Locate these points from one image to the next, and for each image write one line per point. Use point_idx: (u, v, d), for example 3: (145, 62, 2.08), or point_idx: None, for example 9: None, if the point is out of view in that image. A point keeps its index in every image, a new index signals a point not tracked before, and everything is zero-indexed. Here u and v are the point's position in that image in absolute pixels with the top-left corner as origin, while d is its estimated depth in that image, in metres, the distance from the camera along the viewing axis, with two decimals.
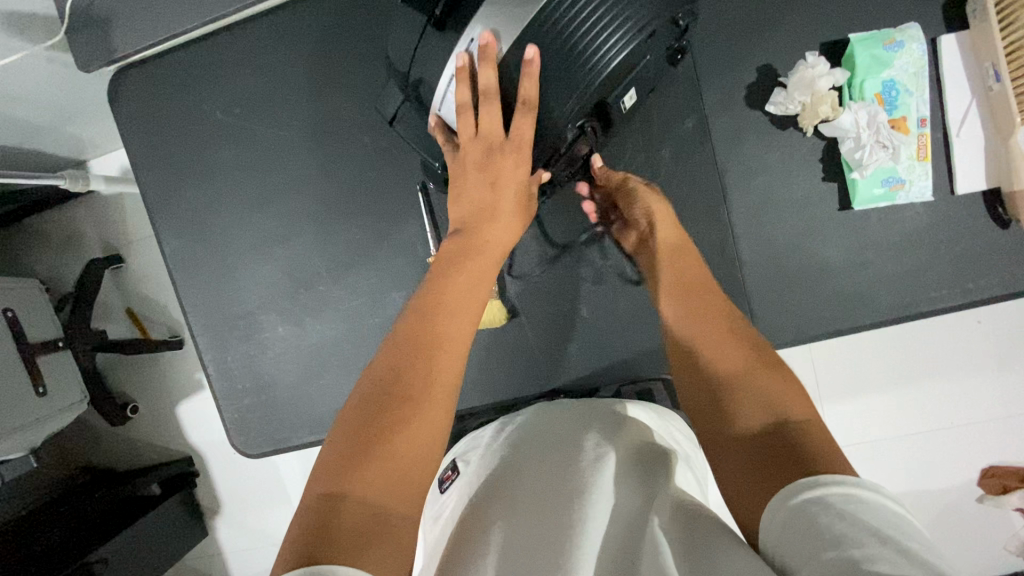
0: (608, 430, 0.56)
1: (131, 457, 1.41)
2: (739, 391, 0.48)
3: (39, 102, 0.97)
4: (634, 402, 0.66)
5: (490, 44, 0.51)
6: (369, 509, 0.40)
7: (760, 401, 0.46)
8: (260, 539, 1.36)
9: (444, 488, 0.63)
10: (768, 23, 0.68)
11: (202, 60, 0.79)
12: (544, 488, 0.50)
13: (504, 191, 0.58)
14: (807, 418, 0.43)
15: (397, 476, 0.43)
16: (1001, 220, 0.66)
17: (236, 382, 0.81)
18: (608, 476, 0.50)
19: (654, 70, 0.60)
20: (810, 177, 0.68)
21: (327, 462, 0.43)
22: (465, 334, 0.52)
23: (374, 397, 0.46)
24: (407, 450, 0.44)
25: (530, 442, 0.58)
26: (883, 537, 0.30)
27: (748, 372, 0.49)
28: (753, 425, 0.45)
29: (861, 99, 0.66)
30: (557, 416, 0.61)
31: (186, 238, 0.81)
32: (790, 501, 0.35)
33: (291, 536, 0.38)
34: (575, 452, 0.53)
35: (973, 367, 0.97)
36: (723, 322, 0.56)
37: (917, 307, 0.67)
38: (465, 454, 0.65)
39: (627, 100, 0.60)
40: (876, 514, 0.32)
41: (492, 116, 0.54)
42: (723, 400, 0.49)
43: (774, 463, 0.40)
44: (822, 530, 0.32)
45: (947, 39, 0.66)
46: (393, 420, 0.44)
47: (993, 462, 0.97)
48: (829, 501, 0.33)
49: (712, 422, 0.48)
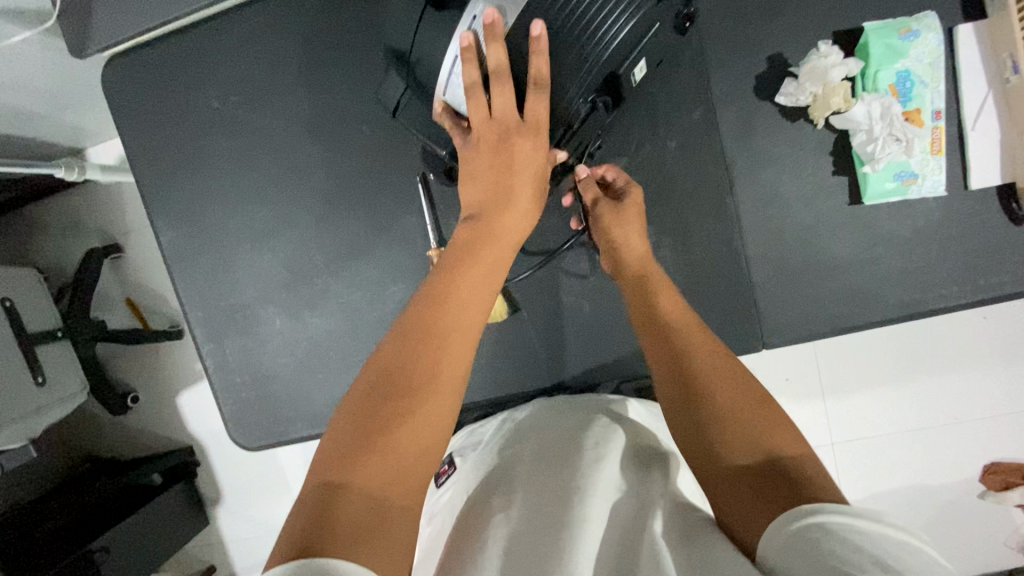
0: (608, 429, 0.55)
1: (132, 446, 1.41)
2: (728, 414, 0.46)
3: (33, 90, 0.95)
4: (632, 400, 0.66)
5: (496, 23, 0.48)
6: (368, 500, 0.40)
7: (748, 436, 0.44)
8: (260, 529, 1.36)
9: (439, 482, 0.64)
10: (780, 11, 0.66)
11: (196, 47, 0.77)
12: (543, 487, 0.49)
13: (515, 180, 0.55)
14: (800, 451, 0.42)
15: (398, 470, 0.42)
16: (1014, 216, 0.65)
17: (234, 374, 0.80)
18: (606, 475, 0.49)
19: (663, 41, 0.59)
20: (820, 171, 0.67)
21: (329, 449, 0.42)
22: (474, 324, 0.50)
23: (381, 385, 0.45)
24: (414, 441, 0.43)
25: (532, 441, 0.57)
26: (886, 566, 0.30)
27: (739, 404, 0.46)
28: (747, 461, 0.43)
29: (874, 90, 0.64)
30: (557, 416, 0.61)
31: (183, 229, 0.79)
32: (793, 525, 0.35)
33: (290, 527, 0.38)
34: (578, 452, 0.52)
35: (978, 362, 0.96)
36: (701, 336, 0.53)
37: (927, 305, 0.66)
38: (462, 448, 0.66)
39: (638, 72, 0.58)
40: (877, 540, 0.31)
41: (503, 97, 0.51)
42: (707, 434, 0.46)
43: (767, 486, 0.40)
44: (824, 556, 0.31)
45: (963, 29, 0.64)
46: (400, 410, 0.44)
47: (995, 459, 0.97)
48: (827, 527, 0.33)
49: (701, 458, 0.46)
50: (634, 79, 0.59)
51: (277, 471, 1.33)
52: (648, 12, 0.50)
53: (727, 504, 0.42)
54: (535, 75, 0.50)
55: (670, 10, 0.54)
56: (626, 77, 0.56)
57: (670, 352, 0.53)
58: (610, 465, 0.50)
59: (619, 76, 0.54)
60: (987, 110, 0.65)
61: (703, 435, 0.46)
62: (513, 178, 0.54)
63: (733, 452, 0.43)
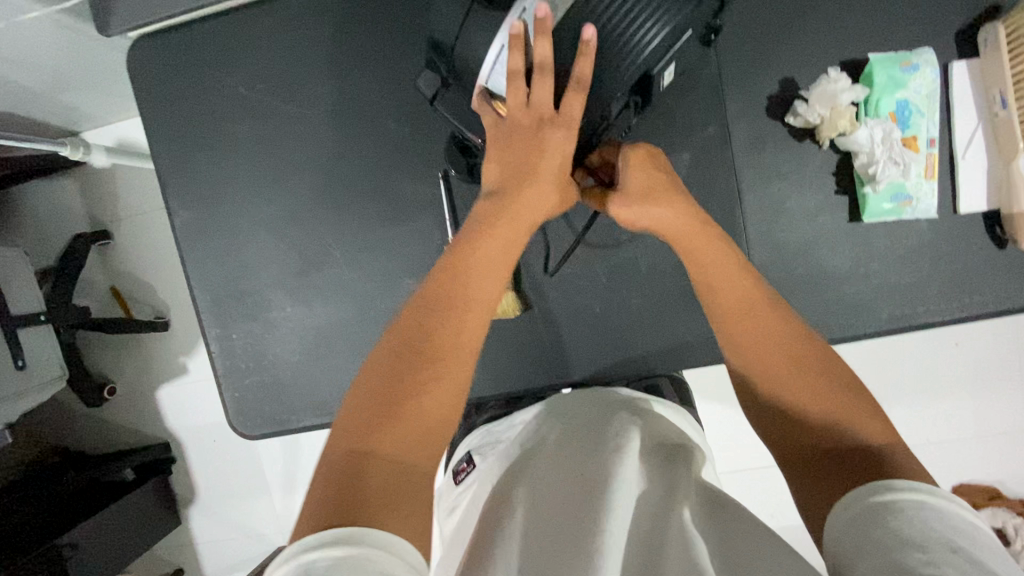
0: (629, 424, 0.56)
1: (107, 438, 1.37)
2: (817, 415, 0.46)
3: (41, 68, 0.95)
4: (656, 399, 0.67)
5: (547, 18, 0.49)
6: (397, 463, 0.44)
7: (827, 432, 0.45)
8: (236, 529, 1.32)
9: (459, 479, 0.67)
10: (792, 38, 0.71)
11: (223, 35, 0.78)
12: (566, 477, 0.51)
13: (540, 165, 0.56)
14: (886, 442, 0.43)
15: (423, 428, 0.46)
16: (998, 239, 0.70)
17: (238, 360, 0.80)
18: (630, 462, 0.50)
19: (690, 49, 0.62)
20: (822, 188, 0.71)
21: (358, 410, 0.45)
22: (490, 300, 0.52)
23: (412, 345, 0.48)
24: (443, 402, 0.47)
25: (553, 440, 0.59)
26: (955, 548, 0.32)
27: (826, 404, 0.46)
28: (817, 446, 0.45)
29: (876, 117, 0.69)
30: (577, 412, 0.63)
31: (198, 212, 0.80)
32: (867, 499, 0.37)
33: (319, 491, 0.42)
34: (598, 441, 0.54)
35: (952, 385, 1.01)
36: (776, 315, 0.50)
37: (916, 319, 0.70)
38: (481, 448, 0.69)
39: (666, 76, 0.61)
40: (943, 521, 0.34)
41: (543, 89, 0.53)
42: (794, 436, 0.47)
43: (835, 470, 0.43)
44: (890, 532, 0.34)
45: (958, 65, 0.69)
46: (429, 371, 0.47)
47: (962, 481, 1.02)
48: (900, 506, 0.35)
49: (787, 454, 0.47)
50: (663, 82, 0.62)
51: (258, 470, 1.30)
52: (687, 17, 0.53)
53: (803, 490, 0.44)
54: (579, 75, 0.52)
55: (700, 20, 0.56)
56: (657, 79, 0.59)
57: (751, 358, 0.50)
58: (634, 456, 0.51)
59: (652, 76, 0.57)
60: (975, 142, 0.70)
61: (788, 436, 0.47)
62: (542, 165, 0.56)
63: (818, 448, 0.45)
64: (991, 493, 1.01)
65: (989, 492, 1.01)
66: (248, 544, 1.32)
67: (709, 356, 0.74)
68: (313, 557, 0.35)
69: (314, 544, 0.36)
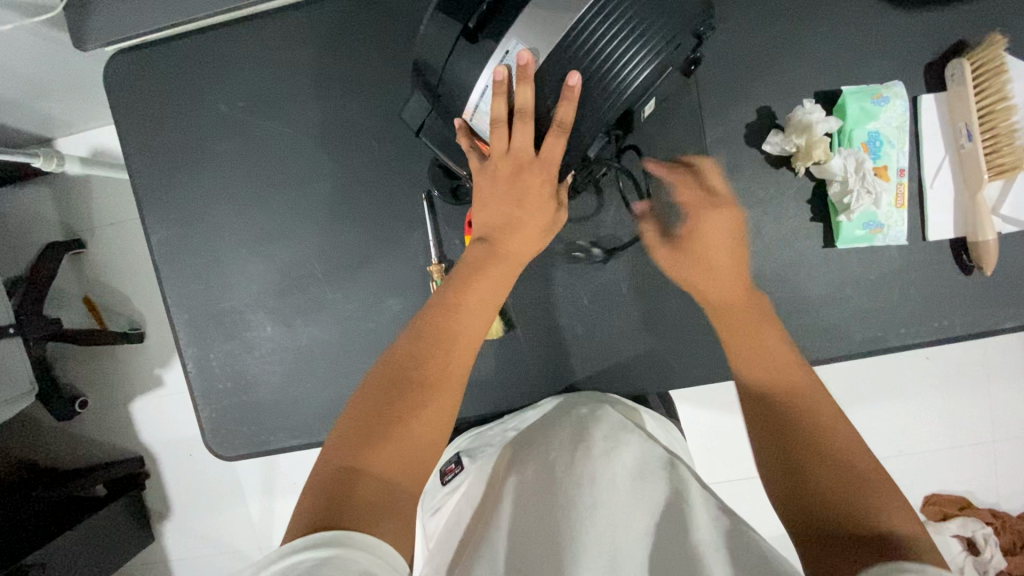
0: (620, 426, 0.61)
1: (75, 454, 1.33)
2: (835, 480, 0.47)
3: (14, 77, 0.92)
4: (646, 411, 0.72)
5: (528, 65, 0.51)
6: (387, 486, 0.45)
7: (841, 486, 0.46)
8: (214, 547, 1.29)
9: (445, 480, 0.70)
10: (769, 68, 0.73)
11: (203, 51, 0.77)
12: (558, 477, 0.54)
13: (524, 210, 0.59)
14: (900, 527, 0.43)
15: (410, 457, 0.47)
16: (965, 266, 0.72)
17: (217, 381, 0.79)
18: (613, 466, 0.54)
19: (670, 82, 0.63)
20: (798, 215, 0.73)
21: (345, 437, 0.47)
22: (479, 332, 0.54)
23: (399, 380, 0.49)
24: (426, 434, 0.48)
25: (545, 439, 0.62)
26: None
27: (860, 473, 0.47)
28: (840, 508, 0.45)
29: (849, 146, 0.70)
30: (571, 411, 0.67)
31: (176, 230, 0.79)
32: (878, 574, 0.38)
33: (308, 502, 0.44)
34: (587, 440, 0.58)
35: (920, 399, 1.07)
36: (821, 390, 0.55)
37: (888, 341, 0.73)
38: (471, 450, 0.72)
39: (647, 107, 0.63)
40: None
41: (524, 134, 0.54)
42: (812, 484, 0.48)
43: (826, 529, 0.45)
44: None
45: (926, 98, 0.72)
46: (414, 405, 0.48)
47: (934, 491, 1.08)
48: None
49: (804, 503, 0.47)
50: (644, 112, 0.64)
51: (236, 485, 1.27)
52: (667, 59, 0.53)
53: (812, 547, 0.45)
54: (560, 119, 0.53)
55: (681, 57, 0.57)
56: (637, 112, 0.60)
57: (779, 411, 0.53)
58: (622, 460, 0.55)
59: (633, 110, 0.58)
60: (943, 173, 0.72)
61: (806, 484, 0.48)
62: (522, 210, 0.59)
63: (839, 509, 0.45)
64: (962, 503, 1.07)
65: (959, 502, 1.07)
66: (225, 562, 1.29)
67: (690, 377, 0.75)
68: (299, 558, 0.37)
69: (299, 547, 0.38)
